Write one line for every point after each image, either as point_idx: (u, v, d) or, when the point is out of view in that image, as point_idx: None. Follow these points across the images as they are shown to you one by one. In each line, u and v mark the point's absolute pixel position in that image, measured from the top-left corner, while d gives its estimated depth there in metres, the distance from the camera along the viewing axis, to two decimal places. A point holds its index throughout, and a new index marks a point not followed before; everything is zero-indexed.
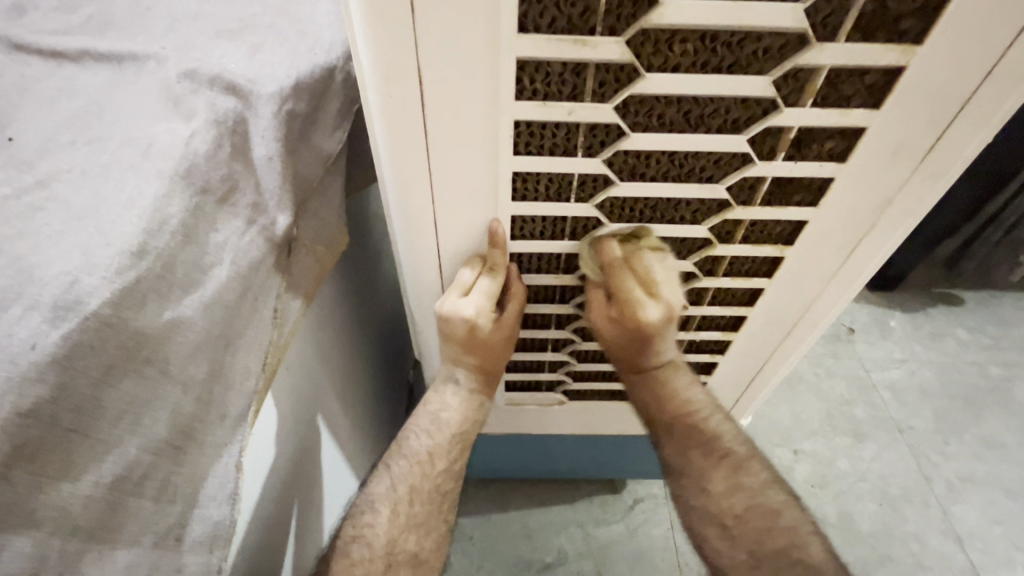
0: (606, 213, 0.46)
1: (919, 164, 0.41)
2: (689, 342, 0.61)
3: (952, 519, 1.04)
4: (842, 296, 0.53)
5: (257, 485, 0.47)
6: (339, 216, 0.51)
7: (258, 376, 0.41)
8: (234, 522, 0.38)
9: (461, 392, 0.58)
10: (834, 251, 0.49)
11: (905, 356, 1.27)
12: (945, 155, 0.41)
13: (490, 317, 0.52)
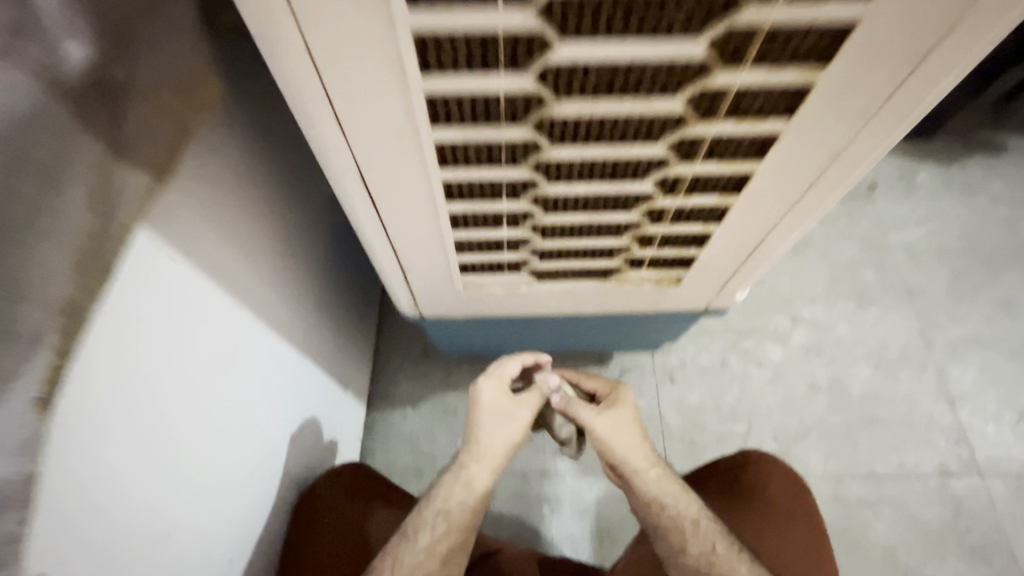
0: (549, 87, 0.36)
1: (951, 29, 0.33)
2: (661, 236, 0.53)
3: (946, 379, 1.03)
4: (850, 174, 0.45)
5: (132, 461, 0.39)
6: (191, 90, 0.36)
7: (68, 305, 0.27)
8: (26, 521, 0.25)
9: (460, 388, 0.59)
10: (831, 140, 0.41)
11: (927, 214, 1.17)
12: (987, 15, 0.32)
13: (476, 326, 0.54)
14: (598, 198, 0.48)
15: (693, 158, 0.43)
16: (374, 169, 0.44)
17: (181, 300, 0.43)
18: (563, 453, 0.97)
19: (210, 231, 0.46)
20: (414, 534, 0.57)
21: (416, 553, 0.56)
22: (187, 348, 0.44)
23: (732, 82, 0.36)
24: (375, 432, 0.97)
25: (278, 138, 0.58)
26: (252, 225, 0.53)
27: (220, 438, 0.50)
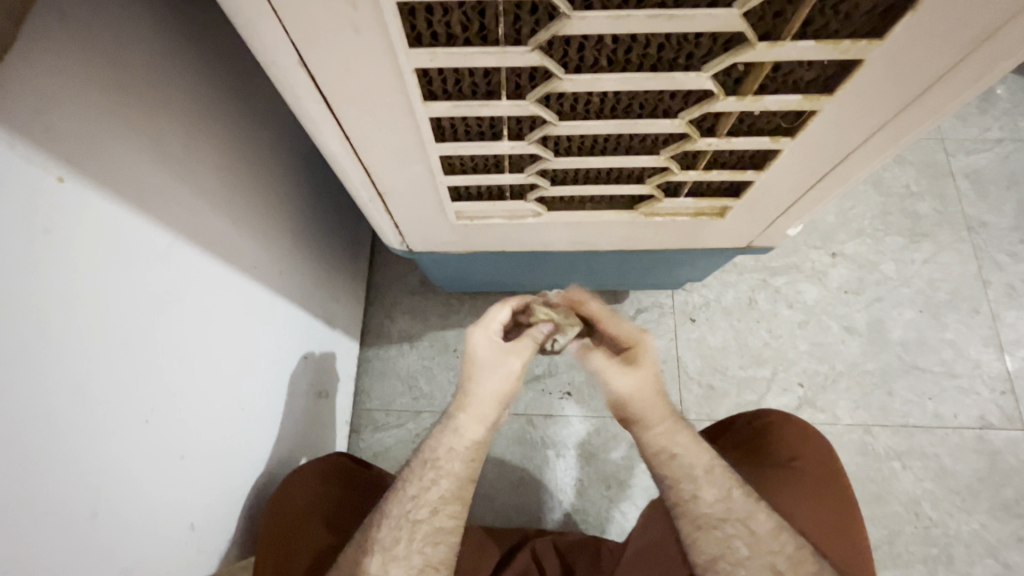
0: None
1: None
2: (716, 152, 0.39)
3: (999, 325, 0.93)
4: (1007, 56, 0.31)
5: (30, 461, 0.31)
6: None
7: None
8: None
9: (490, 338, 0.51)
10: (964, 31, 0.28)
11: (1003, 134, 1.01)
12: None
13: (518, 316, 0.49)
14: (634, 97, 0.34)
15: (780, 36, 0.29)
16: (319, 55, 0.30)
17: (83, 230, 0.33)
18: (568, 395, 0.91)
19: (113, 140, 0.36)
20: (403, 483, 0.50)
21: (404, 504, 0.49)
22: (106, 290, 0.35)
23: None
24: (368, 371, 0.90)
25: (204, 28, 0.46)
26: (180, 136, 0.42)
27: (175, 395, 0.42)
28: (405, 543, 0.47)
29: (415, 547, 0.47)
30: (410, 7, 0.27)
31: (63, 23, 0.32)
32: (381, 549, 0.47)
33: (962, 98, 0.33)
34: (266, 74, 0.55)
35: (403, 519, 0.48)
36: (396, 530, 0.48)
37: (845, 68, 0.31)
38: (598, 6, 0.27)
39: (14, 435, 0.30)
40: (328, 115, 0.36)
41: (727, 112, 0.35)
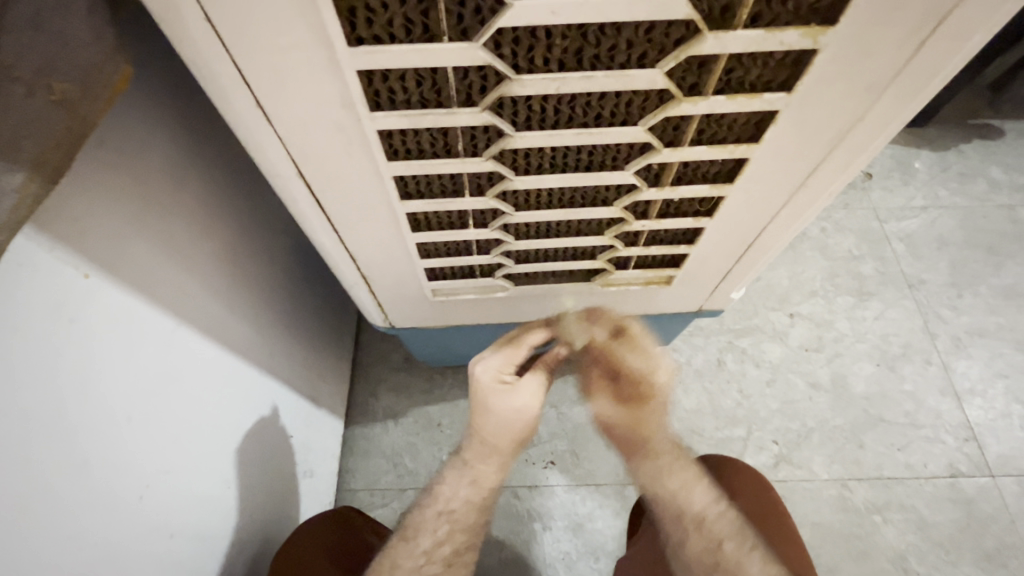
0: (505, 60, 0.29)
1: (940, 21, 0.29)
2: (651, 231, 0.46)
3: (952, 375, 0.98)
4: (861, 151, 0.38)
5: (52, 533, 0.34)
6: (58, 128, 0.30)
7: None
8: None
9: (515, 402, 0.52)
10: (819, 137, 0.36)
11: (926, 203, 1.13)
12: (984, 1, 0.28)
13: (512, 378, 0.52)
14: (576, 192, 0.41)
15: (681, 142, 0.36)
16: (314, 170, 0.37)
17: (100, 319, 0.38)
18: (551, 464, 0.92)
19: (135, 240, 0.41)
20: (415, 535, 0.52)
21: (417, 557, 0.51)
22: (114, 372, 0.39)
23: (721, 48, 0.28)
24: (353, 450, 0.91)
25: (217, 141, 0.53)
26: (190, 233, 0.48)
27: (167, 471, 0.45)
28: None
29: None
30: (382, 133, 0.34)
31: (104, 147, 0.39)
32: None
33: (838, 183, 0.41)
34: (264, 175, 0.62)
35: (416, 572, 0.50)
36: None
37: (739, 163, 0.38)
38: (535, 127, 0.34)
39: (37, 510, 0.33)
40: (320, 213, 0.43)
41: (653, 200, 0.42)
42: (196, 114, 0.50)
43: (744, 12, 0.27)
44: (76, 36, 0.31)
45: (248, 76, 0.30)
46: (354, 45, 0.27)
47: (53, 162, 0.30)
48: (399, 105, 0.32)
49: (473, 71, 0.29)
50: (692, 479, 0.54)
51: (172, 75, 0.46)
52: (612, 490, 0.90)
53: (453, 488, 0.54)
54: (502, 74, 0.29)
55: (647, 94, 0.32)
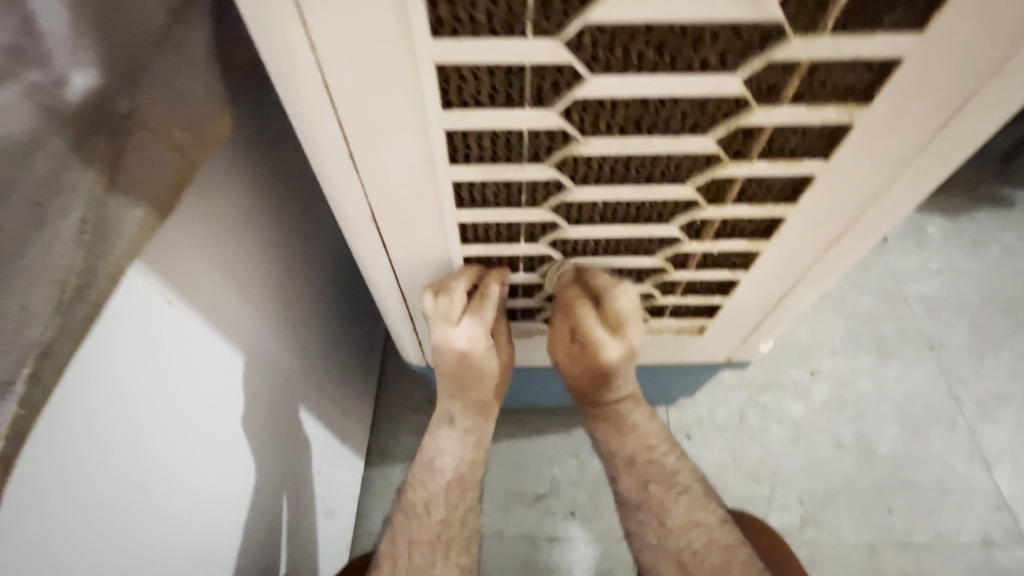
0: (575, 124, 0.33)
1: (961, 107, 0.32)
2: (689, 281, 0.49)
3: (979, 440, 0.97)
4: (888, 215, 0.41)
5: (109, 551, 0.36)
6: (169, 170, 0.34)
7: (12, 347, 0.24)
8: None
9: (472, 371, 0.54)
10: (849, 202, 0.39)
11: (941, 266, 1.15)
12: (1000, 92, 0.31)
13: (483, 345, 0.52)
14: (621, 243, 0.44)
15: (723, 200, 0.39)
16: (386, 215, 0.41)
17: (177, 345, 0.41)
18: (571, 515, 0.90)
19: (213, 272, 0.45)
20: (425, 509, 0.56)
21: (432, 529, 0.55)
22: (180, 396, 0.42)
23: (770, 119, 0.32)
24: (372, 491, 0.90)
25: (288, 186, 0.58)
26: (256, 269, 0.51)
27: (213, 497, 0.46)
28: (441, 563, 0.54)
29: (451, 563, 0.54)
30: (455, 184, 0.37)
31: (201, 187, 0.43)
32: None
33: (866, 245, 0.44)
34: (317, 217, 0.66)
35: (435, 543, 0.54)
36: (432, 555, 0.54)
37: (774, 223, 0.41)
38: (592, 183, 0.37)
39: (101, 527, 0.35)
40: (382, 253, 0.46)
41: (693, 252, 0.45)
42: (275, 159, 0.54)
43: (790, 90, 0.30)
44: (195, 92, 0.35)
45: (347, 129, 0.33)
46: (445, 107, 0.31)
47: (167, 201, 0.34)
48: (472, 160, 0.35)
49: (544, 133, 0.33)
50: (633, 453, 0.56)
51: (259, 126, 0.51)
52: None
53: (455, 453, 0.58)
54: (571, 135, 0.33)
55: (697, 159, 0.35)
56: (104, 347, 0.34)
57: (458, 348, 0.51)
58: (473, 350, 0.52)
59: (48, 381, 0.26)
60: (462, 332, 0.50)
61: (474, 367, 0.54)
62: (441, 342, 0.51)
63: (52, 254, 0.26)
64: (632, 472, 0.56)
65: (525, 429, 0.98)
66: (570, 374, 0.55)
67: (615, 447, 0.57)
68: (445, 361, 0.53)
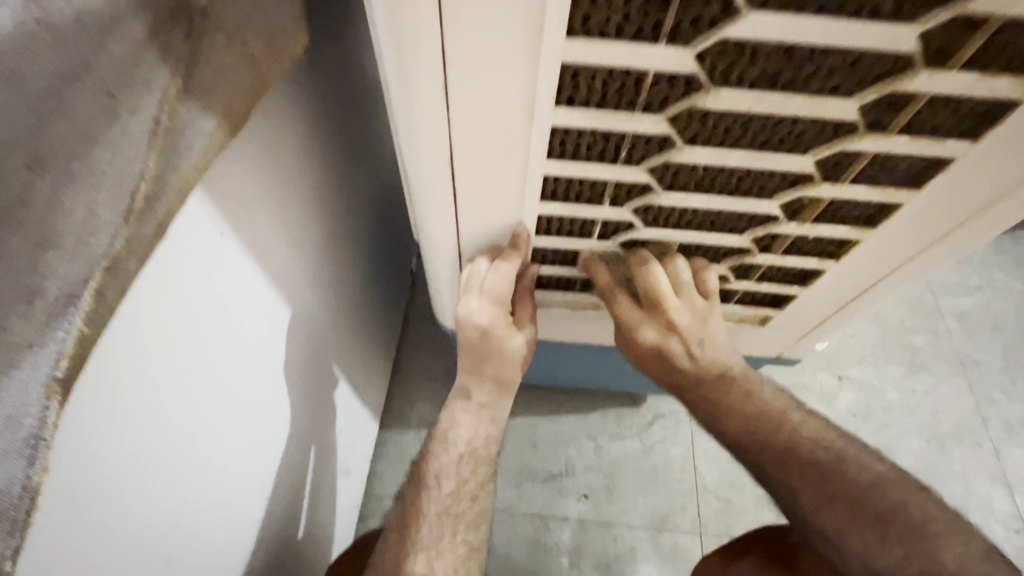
0: (708, 72, 0.29)
1: None
2: (769, 266, 0.46)
3: (1004, 462, 0.94)
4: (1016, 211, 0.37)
5: (143, 496, 0.33)
6: (240, 80, 0.30)
7: (68, 262, 0.21)
8: (35, 489, 0.20)
9: (512, 347, 0.52)
10: (972, 196, 0.36)
11: (982, 282, 1.11)
12: None
13: (502, 320, 0.50)
14: (709, 216, 0.41)
15: (841, 179, 0.35)
16: (466, 161, 0.37)
17: (226, 284, 0.38)
18: (585, 498, 0.89)
19: (264, 211, 0.41)
20: (436, 481, 0.51)
21: (442, 501, 0.50)
22: (224, 340, 0.39)
23: (931, 87, 0.28)
24: (384, 455, 0.88)
25: (344, 125, 0.53)
26: (305, 213, 0.48)
27: (243, 447, 0.44)
28: (448, 539, 0.49)
29: (459, 539, 0.49)
30: (552, 129, 0.34)
31: (266, 117, 0.39)
32: (425, 549, 0.48)
33: (970, 246, 0.41)
34: (365, 166, 0.62)
35: (443, 515, 0.50)
36: (439, 528, 0.49)
37: (885, 210, 0.38)
38: (701, 142, 0.34)
39: (138, 469, 0.33)
40: (448, 205, 0.42)
41: (785, 234, 0.41)
42: (337, 96, 0.51)
43: (965, 54, 0.27)
44: None
45: (448, 51, 0.30)
46: (567, 35, 0.28)
47: (237, 116, 0.30)
48: (577, 103, 0.32)
49: (666, 79, 0.30)
50: (789, 449, 0.44)
51: (326, 55, 0.47)
52: (645, 534, 0.87)
53: (469, 426, 0.53)
54: (700, 83, 0.29)
55: (829, 125, 0.32)
56: (157, 280, 0.31)
57: (478, 324, 0.50)
58: (495, 325, 0.50)
59: (112, 300, 0.23)
60: (481, 308, 0.49)
61: (493, 348, 0.51)
62: (462, 316, 0.50)
63: (123, 157, 0.23)
64: (809, 478, 0.42)
65: (543, 407, 0.96)
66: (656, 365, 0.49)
67: (774, 463, 0.44)
68: (464, 337, 0.51)
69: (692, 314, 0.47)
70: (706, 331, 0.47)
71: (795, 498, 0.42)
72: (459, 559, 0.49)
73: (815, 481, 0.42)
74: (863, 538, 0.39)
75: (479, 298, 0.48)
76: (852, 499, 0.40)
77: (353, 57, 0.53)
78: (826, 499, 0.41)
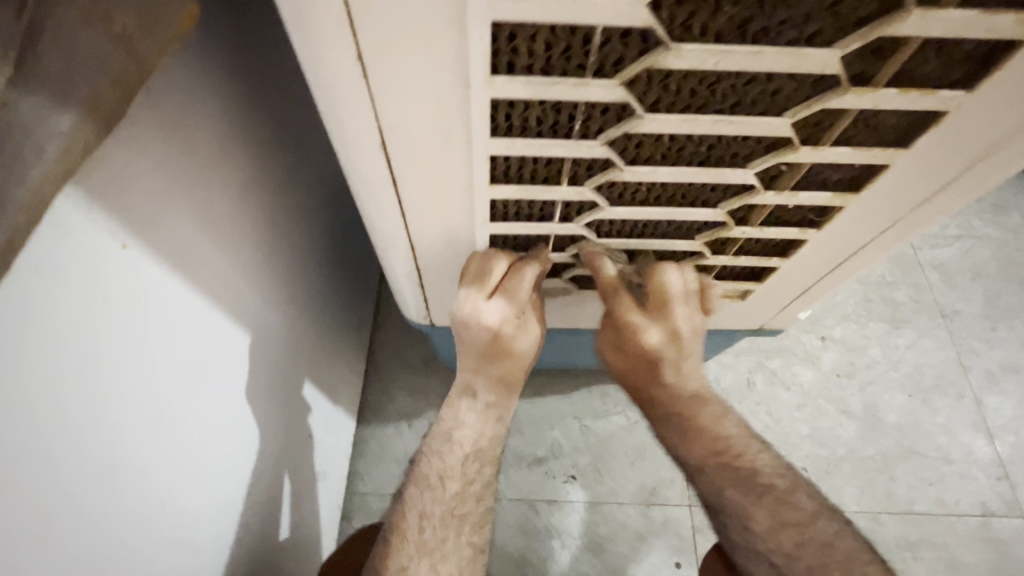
0: (664, 24, 0.25)
1: None
2: (747, 238, 0.42)
3: (984, 410, 0.95)
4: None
5: (64, 549, 0.30)
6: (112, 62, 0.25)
7: None
8: None
9: (525, 345, 0.47)
10: (963, 152, 0.33)
11: (961, 232, 1.10)
12: None
13: (515, 319, 0.45)
14: (681, 189, 0.37)
15: (822, 141, 0.32)
16: (400, 145, 0.33)
17: (131, 305, 0.33)
18: (573, 479, 0.87)
19: (178, 213, 0.36)
20: (440, 480, 0.46)
21: (446, 502, 0.45)
22: (140, 367, 0.34)
23: (923, 31, 0.24)
24: (364, 452, 0.85)
25: (270, 109, 0.48)
26: (234, 212, 0.43)
27: (189, 472, 0.40)
28: (452, 539, 0.44)
29: (463, 541, 0.44)
30: (492, 103, 0.29)
31: (159, 104, 0.34)
32: (428, 552, 0.42)
33: (958, 206, 0.38)
34: (305, 151, 0.57)
35: (448, 516, 0.44)
36: (443, 528, 0.44)
37: (869, 171, 0.34)
38: (664, 109, 0.30)
39: (53, 521, 0.29)
40: (389, 194, 0.38)
41: (762, 204, 0.38)
42: (254, 77, 0.45)
43: None
44: None
45: (356, 19, 0.25)
46: None
47: (107, 108, 0.25)
48: (518, 71, 0.27)
49: (618, 35, 0.25)
50: (749, 475, 0.48)
51: (230, 30, 0.41)
52: (635, 510, 0.86)
53: (475, 425, 0.48)
54: (657, 39, 0.25)
55: (805, 79, 0.28)
56: (25, 306, 0.27)
57: (488, 324, 0.44)
58: (504, 328, 0.45)
59: None
60: (494, 307, 0.43)
61: (503, 348, 0.46)
62: (469, 315, 0.44)
63: None
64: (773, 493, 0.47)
65: (526, 390, 0.94)
66: (639, 368, 0.51)
67: (734, 484, 0.48)
68: (469, 338, 0.45)
69: (690, 322, 0.48)
70: (694, 344, 0.50)
71: (745, 523, 0.46)
72: (464, 562, 0.43)
73: (772, 508, 0.46)
74: (807, 562, 0.44)
75: (491, 296, 0.43)
76: (799, 528, 0.45)
77: (269, 30, 0.47)
78: (779, 524, 0.45)
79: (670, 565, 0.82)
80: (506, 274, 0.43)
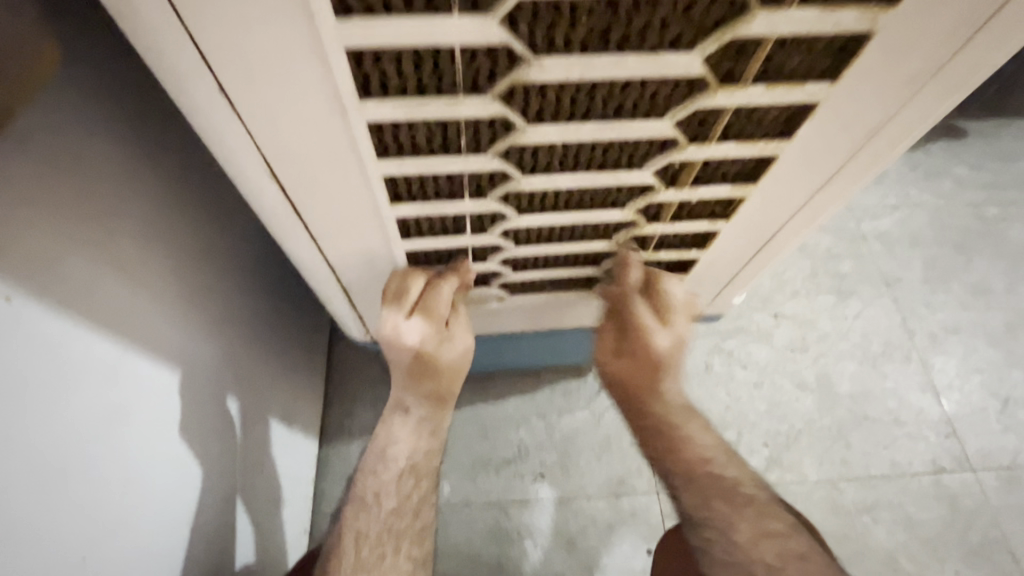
0: (524, 40, 0.25)
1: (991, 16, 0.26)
2: (662, 234, 0.43)
3: (931, 372, 0.99)
4: (930, 113, 0.32)
5: None
6: None
7: None
8: None
9: (449, 360, 0.47)
10: (846, 140, 0.34)
11: (898, 202, 1.14)
12: None
13: (437, 336, 0.45)
14: (587, 192, 0.37)
15: (708, 138, 0.32)
16: (292, 174, 0.32)
17: (24, 359, 0.32)
18: (541, 477, 0.88)
19: (64, 257, 0.35)
20: (375, 498, 0.45)
21: (382, 519, 0.44)
22: (43, 422, 0.33)
23: (773, 29, 0.25)
24: (329, 472, 0.84)
25: (162, 140, 0.47)
26: (142, 247, 0.42)
27: (115, 522, 0.38)
28: (391, 556, 0.44)
29: (402, 557, 0.44)
30: (374, 126, 0.29)
31: (29, 147, 0.33)
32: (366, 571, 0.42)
33: (855, 189, 0.39)
34: (217, 179, 0.55)
35: (385, 533, 0.44)
36: (380, 546, 0.43)
37: (761, 163, 0.35)
38: (548, 120, 0.30)
39: None
40: (296, 222, 0.37)
41: (668, 202, 0.38)
42: (136, 109, 0.43)
43: None
44: None
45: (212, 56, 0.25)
46: (341, 17, 0.23)
47: None
48: (393, 93, 0.27)
49: (482, 52, 0.25)
50: (731, 485, 0.45)
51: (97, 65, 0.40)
52: (604, 502, 0.87)
53: (408, 440, 0.47)
54: (519, 54, 0.25)
55: (678, 82, 0.28)
56: None
57: (408, 343, 0.44)
58: (426, 345, 0.45)
59: None
60: (413, 325, 0.43)
61: (428, 364, 0.46)
62: (390, 334, 0.44)
63: None
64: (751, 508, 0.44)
65: (489, 394, 0.94)
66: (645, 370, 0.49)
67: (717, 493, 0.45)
68: (393, 356, 0.45)
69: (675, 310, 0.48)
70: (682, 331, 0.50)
71: (727, 533, 0.43)
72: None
73: (753, 522, 0.43)
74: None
75: (410, 315, 0.43)
76: (781, 540, 0.42)
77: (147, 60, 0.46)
78: (760, 535, 0.42)
79: (641, 553, 0.83)
80: (425, 291, 0.43)
